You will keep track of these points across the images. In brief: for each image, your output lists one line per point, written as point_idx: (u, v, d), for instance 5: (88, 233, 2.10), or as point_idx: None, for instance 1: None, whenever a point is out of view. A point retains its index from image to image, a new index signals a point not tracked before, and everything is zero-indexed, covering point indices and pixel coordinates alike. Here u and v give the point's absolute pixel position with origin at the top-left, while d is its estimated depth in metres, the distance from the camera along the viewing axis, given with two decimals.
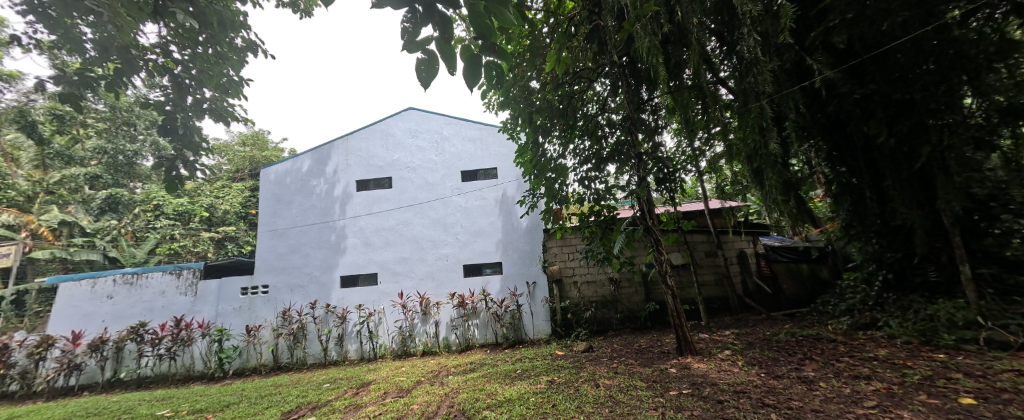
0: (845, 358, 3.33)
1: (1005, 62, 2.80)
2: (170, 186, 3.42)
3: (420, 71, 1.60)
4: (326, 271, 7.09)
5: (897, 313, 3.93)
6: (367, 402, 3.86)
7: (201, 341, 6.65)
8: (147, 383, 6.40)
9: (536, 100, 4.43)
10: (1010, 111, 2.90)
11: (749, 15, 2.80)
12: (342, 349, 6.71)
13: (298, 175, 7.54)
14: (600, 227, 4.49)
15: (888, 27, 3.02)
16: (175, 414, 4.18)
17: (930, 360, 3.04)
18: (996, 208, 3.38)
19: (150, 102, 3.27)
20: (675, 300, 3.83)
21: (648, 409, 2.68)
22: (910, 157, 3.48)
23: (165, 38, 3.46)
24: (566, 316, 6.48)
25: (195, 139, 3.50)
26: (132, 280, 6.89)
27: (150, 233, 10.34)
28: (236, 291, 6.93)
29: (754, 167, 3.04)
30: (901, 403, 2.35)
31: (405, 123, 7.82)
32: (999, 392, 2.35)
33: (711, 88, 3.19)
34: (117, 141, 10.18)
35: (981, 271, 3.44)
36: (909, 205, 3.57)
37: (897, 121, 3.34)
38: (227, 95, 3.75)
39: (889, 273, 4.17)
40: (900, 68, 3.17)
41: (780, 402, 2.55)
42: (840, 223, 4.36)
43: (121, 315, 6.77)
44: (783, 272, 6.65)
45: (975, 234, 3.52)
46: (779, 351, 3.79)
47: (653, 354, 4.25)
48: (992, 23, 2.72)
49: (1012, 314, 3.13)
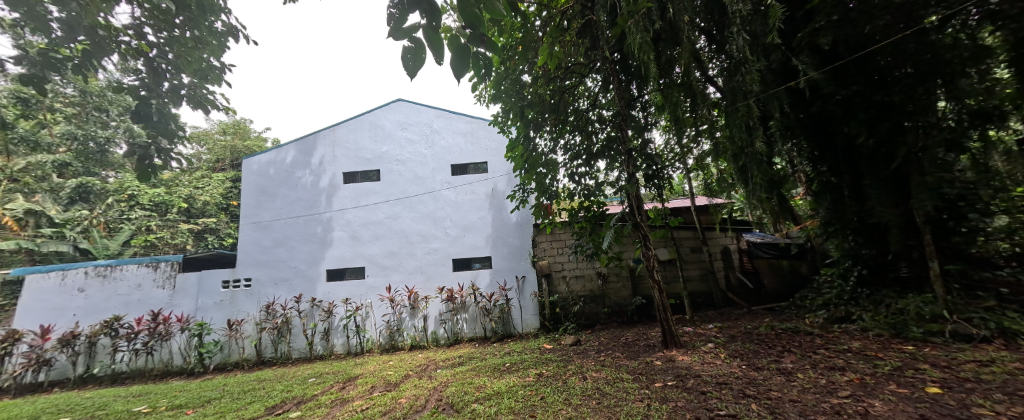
0: (822, 350, 3.47)
1: (977, 68, 2.83)
2: (142, 175, 3.24)
3: (407, 59, 1.57)
4: (312, 265, 6.96)
5: (870, 307, 4.08)
6: (354, 396, 3.84)
7: (180, 335, 6.48)
8: (123, 378, 6.19)
9: (528, 94, 4.48)
10: (979, 115, 2.97)
11: (738, 15, 2.91)
12: (328, 343, 6.65)
13: (282, 166, 7.33)
14: (590, 222, 4.62)
15: (869, 31, 3.14)
16: (153, 410, 4.08)
17: (900, 351, 3.19)
18: (964, 207, 3.53)
19: (123, 87, 3.10)
20: (661, 294, 3.91)
21: (634, 401, 2.73)
22: (887, 157, 3.64)
23: (138, 19, 3.25)
24: (555, 311, 6.55)
25: (172, 127, 3.32)
26: (105, 272, 6.62)
27: (124, 224, 9.91)
28: (217, 284, 6.75)
29: (739, 165, 3.12)
30: (871, 393, 2.47)
31: (394, 115, 7.69)
32: (961, 381, 2.50)
33: (700, 86, 3.27)
34: (87, 127, 9.48)
35: (949, 267, 3.65)
36: (885, 203, 3.77)
37: (877, 123, 3.51)
38: (205, 81, 3.62)
39: (864, 269, 4.34)
40: (879, 71, 3.32)
41: (760, 393, 2.64)
42: (820, 220, 4.50)
43: (93, 309, 6.49)
44: (765, 268, 6.69)
45: (944, 233, 3.69)
46: (759, 344, 3.91)
47: (639, 347, 4.33)
48: (966, 30, 2.77)
49: (976, 308, 3.34)
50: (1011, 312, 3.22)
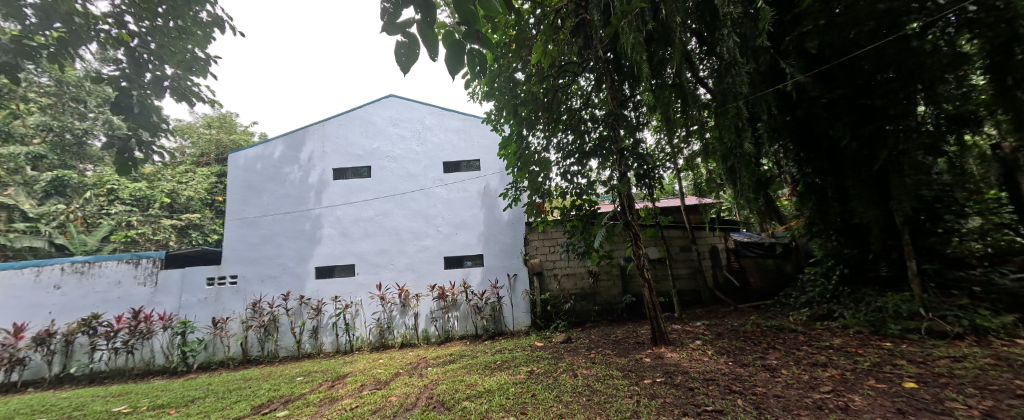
0: (805, 346, 3.56)
1: (954, 74, 2.96)
2: (122, 169, 3.18)
3: (401, 54, 1.56)
4: (301, 262, 6.86)
5: (851, 305, 4.20)
6: (343, 395, 3.80)
7: (162, 334, 6.32)
8: (102, 378, 6.02)
9: (521, 92, 4.46)
10: (956, 119, 3.11)
11: (729, 17, 2.99)
12: (316, 342, 6.56)
13: (270, 161, 7.19)
14: (581, 220, 4.65)
15: (854, 35, 3.20)
16: (133, 410, 3.97)
17: (879, 348, 3.30)
18: (941, 209, 3.71)
19: (103, 77, 3.00)
20: (650, 292, 3.95)
21: (623, 398, 2.77)
22: (869, 160, 3.74)
23: (119, 8, 3.14)
24: (546, 309, 6.59)
25: (154, 120, 3.24)
26: (82, 269, 6.41)
27: (104, 219, 9.74)
28: (202, 281, 6.61)
29: (728, 166, 3.17)
30: (852, 388, 2.55)
31: (385, 111, 7.61)
32: (936, 377, 2.59)
33: (690, 87, 3.31)
34: (63, 118, 9.02)
35: (926, 266, 3.78)
36: (866, 205, 3.87)
37: (860, 126, 3.59)
38: (190, 73, 3.51)
39: (846, 268, 4.46)
40: (863, 75, 3.38)
41: (745, 388, 2.70)
42: (804, 220, 4.62)
43: (69, 307, 6.28)
44: (751, 266, 6.88)
45: (921, 234, 3.84)
46: (745, 341, 4.00)
47: (628, 345, 4.38)
48: (945, 37, 2.90)
49: (950, 306, 3.47)
50: (984, 309, 3.35)
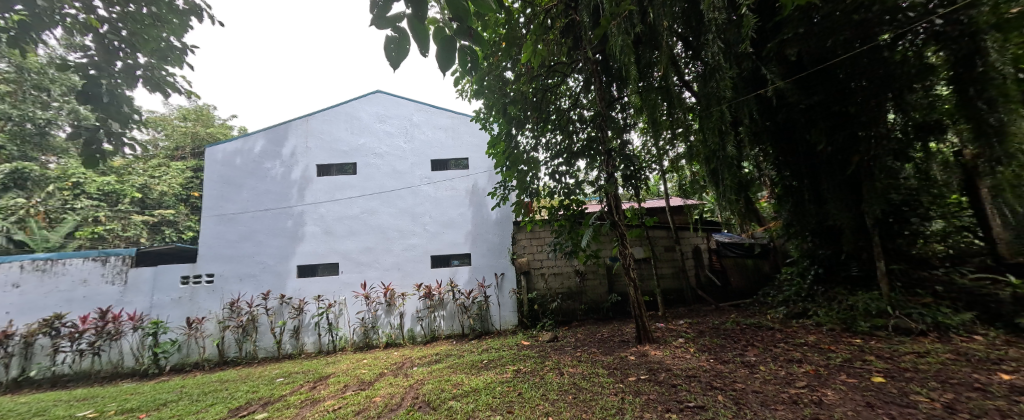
0: (782, 343, 3.69)
1: (922, 84, 3.10)
2: (89, 161, 3.09)
3: (390, 49, 1.53)
4: (282, 260, 6.68)
5: (824, 303, 4.36)
6: (326, 396, 3.72)
7: (132, 334, 6.05)
8: (64, 381, 5.72)
9: (510, 91, 4.48)
10: (922, 127, 3.28)
11: (714, 23, 3.03)
12: (297, 342, 6.41)
13: (249, 155, 6.96)
14: (568, 220, 4.69)
15: (831, 44, 3.31)
16: (100, 414, 3.79)
17: (850, 344, 3.45)
18: (908, 212, 3.90)
19: (69, 65, 2.84)
20: (636, 291, 4.02)
21: (609, 395, 2.81)
22: (843, 164, 3.92)
23: None
24: (532, 308, 6.63)
25: (125, 111, 3.09)
26: (44, 266, 6.06)
27: (67, 214, 9.15)
28: (176, 280, 6.36)
29: (712, 168, 3.26)
30: (826, 383, 2.66)
31: (372, 107, 7.47)
32: (902, 371, 2.73)
33: (676, 91, 3.37)
34: (23, 107, 8.13)
35: (894, 267, 3.96)
36: (840, 208, 4.02)
37: (835, 132, 3.75)
38: (164, 62, 3.36)
39: (820, 268, 4.61)
40: (838, 82, 3.52)
41: (726, 385, 2.78)
42: (782, 222, 4.79)
43: (29, 306, 5.94)
44: (731, 266, 7.12)
45: (891, 236, 4.04)
46: (726, 338, 4.11)
47: (614, 343, 4.45)
48: (914, 48, 3.05)
49: (915, 304, 3.64)
50: (945, 308, 3.53)
